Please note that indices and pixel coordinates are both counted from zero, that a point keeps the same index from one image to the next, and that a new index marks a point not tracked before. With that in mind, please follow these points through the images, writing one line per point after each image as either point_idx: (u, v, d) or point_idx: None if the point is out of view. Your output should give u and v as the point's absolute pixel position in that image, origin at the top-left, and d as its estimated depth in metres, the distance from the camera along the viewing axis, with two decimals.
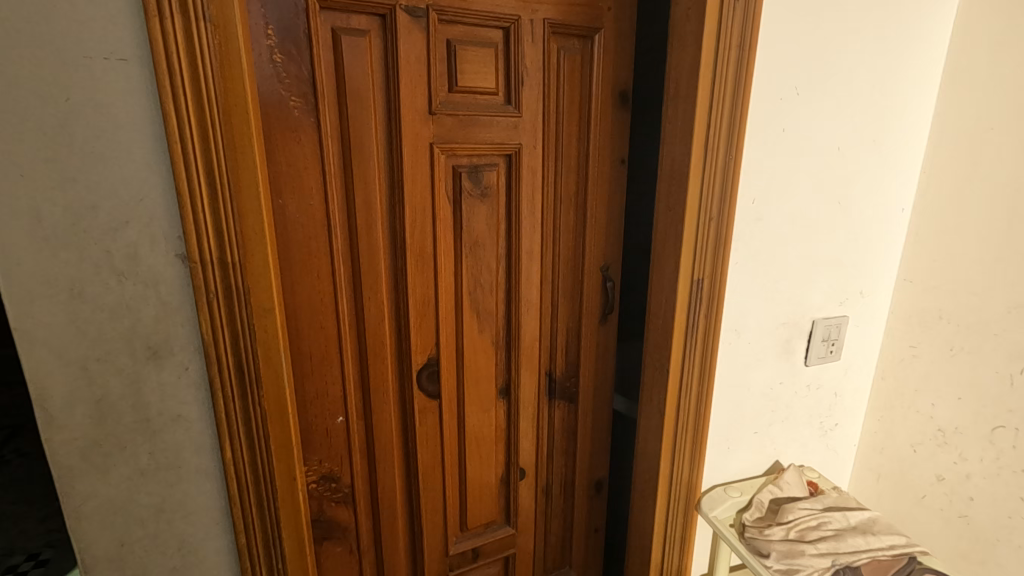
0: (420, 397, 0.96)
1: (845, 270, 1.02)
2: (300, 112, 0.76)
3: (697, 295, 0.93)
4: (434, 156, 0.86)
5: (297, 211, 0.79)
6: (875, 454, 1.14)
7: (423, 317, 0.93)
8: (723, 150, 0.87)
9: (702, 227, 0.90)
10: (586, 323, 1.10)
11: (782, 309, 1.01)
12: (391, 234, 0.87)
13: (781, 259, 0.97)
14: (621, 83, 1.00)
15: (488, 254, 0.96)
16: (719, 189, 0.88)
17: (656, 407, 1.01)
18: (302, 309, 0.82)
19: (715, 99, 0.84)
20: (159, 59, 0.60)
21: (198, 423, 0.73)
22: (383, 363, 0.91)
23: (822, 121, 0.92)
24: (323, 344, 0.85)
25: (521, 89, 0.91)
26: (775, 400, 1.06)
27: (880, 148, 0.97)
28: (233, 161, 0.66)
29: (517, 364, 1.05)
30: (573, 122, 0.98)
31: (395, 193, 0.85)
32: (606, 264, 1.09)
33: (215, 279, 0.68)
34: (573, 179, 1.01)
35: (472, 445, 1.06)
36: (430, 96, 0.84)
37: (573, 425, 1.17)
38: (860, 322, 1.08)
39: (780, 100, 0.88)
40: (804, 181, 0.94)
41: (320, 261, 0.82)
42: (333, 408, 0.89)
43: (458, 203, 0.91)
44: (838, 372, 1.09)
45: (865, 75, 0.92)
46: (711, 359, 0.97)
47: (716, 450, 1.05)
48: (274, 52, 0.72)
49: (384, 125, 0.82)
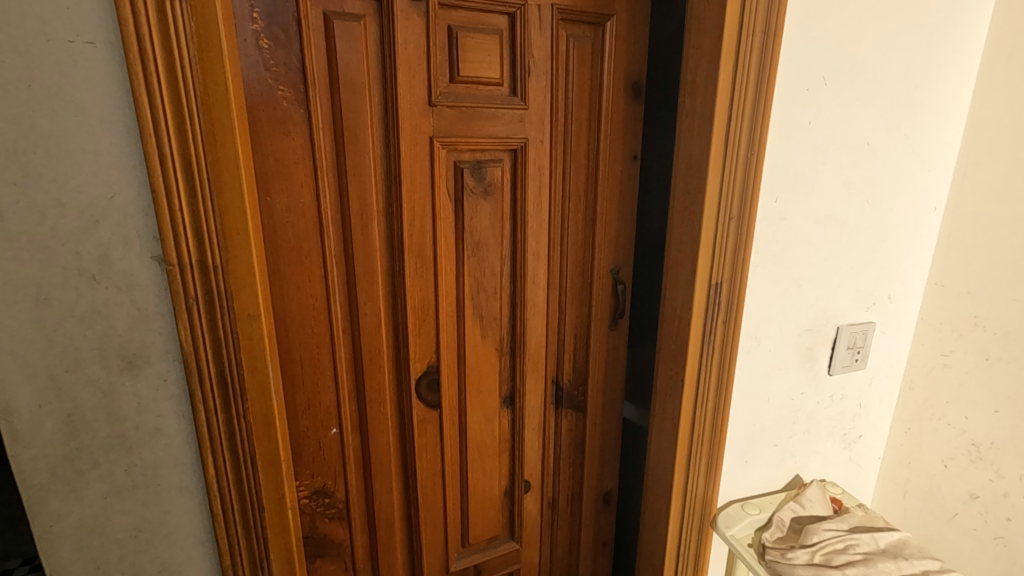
0: (420, 407, 0.91)
1: (872, 274, 0.96)
2: (289, 103, 0.70)
3: (715, 299, 0.87)
4: (434, 151, 0.81)
5: (286, 210, 0.73)
6: (901, 468, 1.07)
7: (422, 323, 0.88)
8: (745, 144, 0.81)
9: (721, 226, 0.84)
10: (595, 328, 1.04)
11: (805, 315, 0.94)
12: (388, 234, 0.81)
13: (804, 261, 0.91)
14: (634, 73, 0.94)
15: (491, 256, 0.91)
16: (740, 186, 0.82)
17: (670, 418, 0.95)
18: (293, 315, 0.77)
19: (736, 89, 0.78)
20: (130, 42, 0.54)
21: (178, 438, 0.68)
22: (379, 371, 0.86)
23: (851, 114, 0.86)
24: (315, 352, 0.80)
25: (527, 80, 0.85)
26: (796, 411, 1.00)
27: (913, 144, 0.91)
28: (214, 154, 0.60)
29: (522, 372, 0.99)
30: (583, 115, 0.93)
31: (391, 191, 0.80)
32: (617, 266, 1.03)
33: (195, 284, 0.63)
34: (582, 176, 0.95)
35: (475, 457, 1.00)
36: (430, 87, 0.78)
37: (581, 435, 1.11)
38: (888, 328, 1.01)
39: (806, 91, 0.82)
40: (831, 179, 0.88)
41: (312, 264, 0.77)
42: (327, 419, 0.84)
43: (460, 201, 0.86)
44: (863, 382, 1.03)
45: (897, 64, 0.86)
46: (729, 368, 0.91)
47: (733, 464, 0.99)
48: (260, 37, 0.67)
49: (380, 118, 0.77)
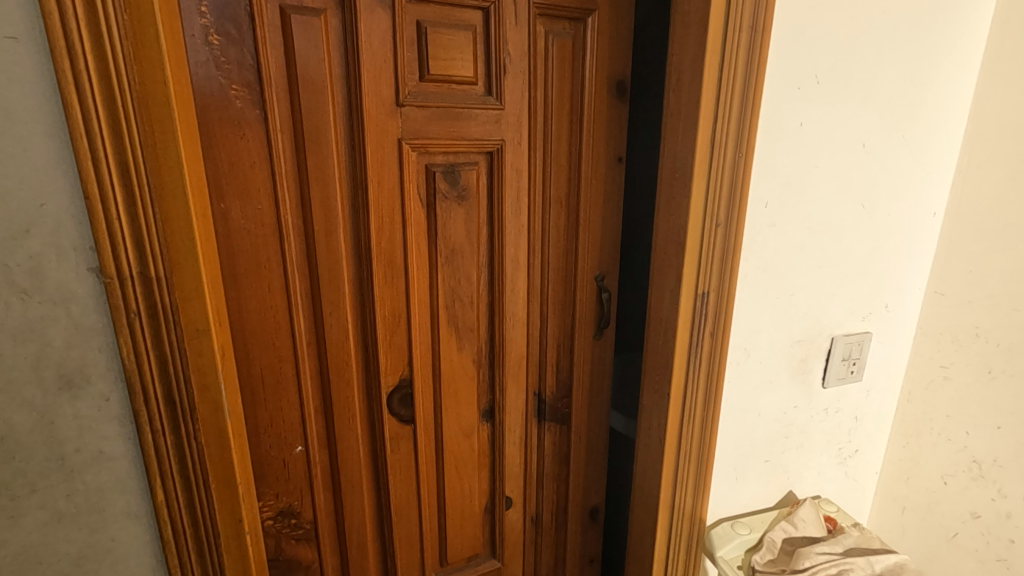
0: (392, 423, 0.87)
1: (868, 282, 0.92)
2: (243, 103, 0.66)
3: (702, 310, 0.83)
4: (403, 154, 0.76)
5: (242, 217, 0.69)
6: (899, 484, 1.03)
7: (393, 336, 0.83)
8: (732, 146, 0.76)
9: (707, 233, 0.79)
10: (579, 338, 0.99)
11: (798, 326, 0.90)
12: (355, 243, 0.77)
13: (797, 269, 0.86)
14: (618, 71, 0.90)
15: (467, 264, 0.86)
16: (728, 191, 0.78)
17: (656, 433, 0.90)
18: (251, 328, 0.73)
19: (722, 88, 0.74)
20: (56, 37, 0.50)
21: (123, 461, 0.64)
22: (348, 387, 0.81)
23: (845, 115, 0.81)
24: (277, 366, 0.76)
25: (502, 78, 0.81)
26: (788, 425, 0.96)
27: (911, 146, 0.86)
28: (154, 159, 0.56)
29: (502, 384, 0.95)
30: (564, 116, 0.88)
31: (358, 197, 0.75)
32: (601, 273, 0.99)
33: (137, 297, 0.58)
34: (564, 179, 0.91)
35: (452, 474, 0.96)
36: (397, 86, 0.74)
37: (565, 448, 1.07)
38: (885, 339, 0.96)
39: (797, 90, 0.77)
40: (824, 183, 0.83)
41: (271, 274, 0.72)
42: (291, 436, 0.79)
43: (432, 207, 0.81)
44: (859, 395, 0.99)
45: (894, 61, 0.81)
46: (717, 381, 0.87)
47: (722, 481, 0.95)
48: (209, 33, 0.62)
49: (344, 120, 0.72)
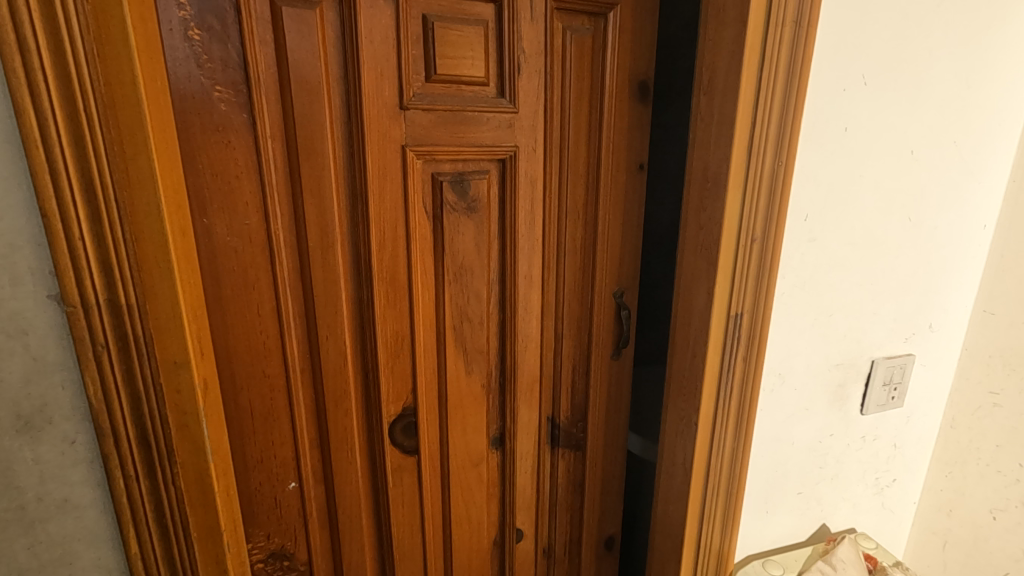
0: (394, 454, 0.79)
1: (912, 300, 0.84)
2: (228, 107, 0.58)
3: (735, 332, 0.75)
4: (408, 162, 0.69)
5: (228, 233, 0.61)
6: (940, 517, 0.95)
7: (395, 360, 0.76)
8: (771, 155, 0.69)
9: (743, 248, 0.72)
10: (596, 359, 0.92)
11: (837, 349, 0.82)
12: (354, 260, 0.70)
13: (836, 287, 0.79)
14: (641, 71, 0.82)
15: (476, 282, 0.79)
16: (765, 203, 0.71)
17: (681, 465, 0.83)
18: (239, 356, 0.65)
19: (762, 90, 0.67)
20: (5, 28, 0.43)
21: (92, 510, 0.56)
22: (347, 418, 0.74)
23: (893, 120, 0.74)
24: (267, 397, 0.68)
25: (516, 79, 0.74)
26: (823, 455, 0.88)
27: (962, 153, 0.79)
28: (123, 171, 0.49)
29: (513, 409, 0.88)
30: (582, 120, 0.81)
31: (357, 210, 0.68)
32: (621, 289, 0.91)
33: (105, 328, 0.51)
34: (581, 189, 0.84)
35: (459, 507, 0.88)
36: (401, 88, 0.67)
37: (580, 476, 0.99)
38: (928, 361, 0.89)
39: (843, 91, 0.70)
40: (868, 193, 0.76)
41: (261, 296, 0.65)
42: (283, 472, 0.72)
43: (439, 219, 0.74)
44: (900, 421, 0.91)
45: (948, 60, 0.74)
46: (750, 409, 0.79)
47: (752, 515, 0.87)
48: (189, 27, 0.55)
49: (342, 125, 0.65)
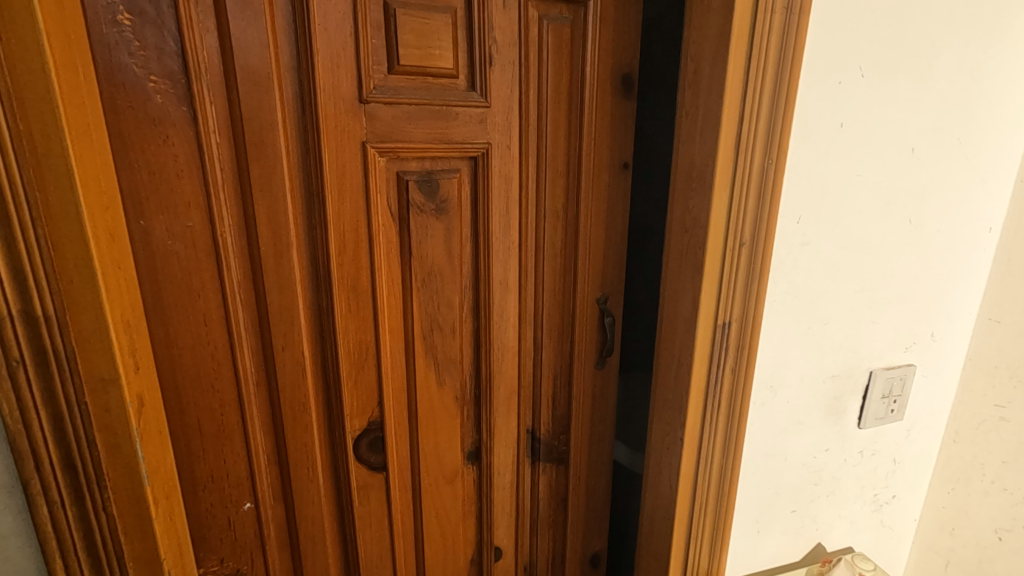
0: (360, 471, 0.74)
1: (913, 307, 0.79)
2: (165, 99, 0.54)
3: (723, 342, 0.70)
4: (369, 160, 0.64)
5: (169, 236, 0.57)
6: (942, 535, 0.90)
7: (360, 372, 0.71)
8: (761, 152, 0.64)
9: (731, 252, 0.67)
10: (578, 369, 0.87)
11: (832, 359, 0.77)
12: (311, 265, 0.65)
13: (831, 294, 0.74)
14: (624, 64, 0.77)
15: (447, 287, 0.74)
16: (755, 205, 0.66)
17: (667, 482, 0.78)
18: (185, 369, 0.61)
19: (750, 82, 0.62)
20: None
21: (13, 540, 0.51)
22: (307, 433, 0.69)
23: (892, 114, 0.69)
24: (218, 412, 0.64)
25: (488, 71, 0.69)
26: (818, 471, 0.83)
27: (966, 151, 0.74)
28: (34, 167, 0.44)
29: (490, 423, 0.83)
30: (561, 116, 0.76)
31: (314, 212, 0.63)
32: (605, 294, 0.86)
33: (20, 340, 0.46)
34: (561, 189, 0.79)
35: (432, 526, 0.83)
36: (360, 80, 0.62)
37: (563, 491, 0.94)
38: (929, 372, 0.84)
39: (838, 84, 0.65)
40: (866, 193, 0.71)
41: (208, 304, 0.60)
42: (238, 492, 0.67)
43: (406, 221, 0.69)
44: (899, 435, 0.86)
45: (952, 50, 0.68)
46: (739, 423, 0.75)
47: (743, 535, 0.82)
48: (118, 11, 0.50)
49: (295, 120, 0.60)
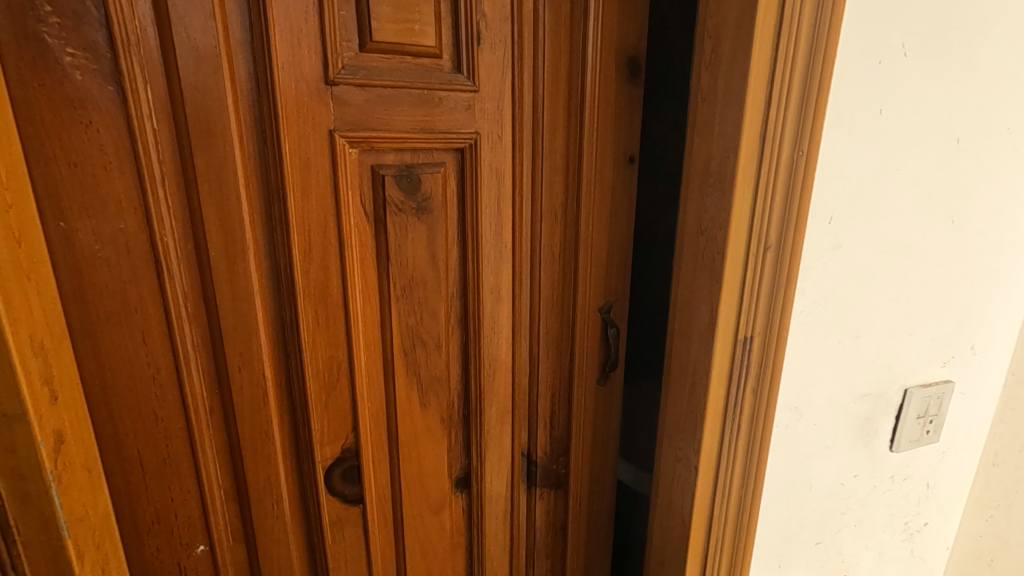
0: (333, 504, 0.66)
1: (953, 318, 0.71)
2: (86, 77, 0.45)
3: (743, 359, 0.62)
4: (337, 151, 0.56)
5: (96, 240, 0.48)
6: (979, 567, 0.82)
7: (331, 393, 0.63)
8: (790, 141, 0.55)
9: (753, 257, 0.59)
10: (579, 386, 0.79)
11: (863, 376, 0.69)
12: (272, 273, 0.57)
13: (864, 304, 0.66)
14: (631, 45, 0.69)
15: (431, 298, 0.66)
16: (782, 203, 0.57)
17: (679, 514, 0.69)
18: (120, 395, 0.52)
19: (779, 61, 0.53)
20: None
21: None
22: (270, 464, 0.60)
23: (937, 100, 0.60)
24: (162, 444, 0.55)
25: (475, 51, 0.61)
26: (845, 499, 0.75)
27: (1015, 142, 0.65)
28: None
29: (480, 446, 0.75)
30: (559, 105, 0.68)
31: (274, 212, 0.55)
32: (608, 303, 0.77)
33: None
34: (560, 186, 0.70)
35: (417, 563, 0.75)
36: (327, 59, 0.53)
37: (562, 518, 0.86)
38: (968, 389, 0.76)
39: (878, 64, 0.56)
40: (904, 190, 0.62)
41: (147, 319, 0.52)
42: (189, 533, 0.58)
43: (382, 222, 0.61)
44: (934, 458, 0.78)
45: (1004, 26, 0.60)
46: (761, 449, 0.66)
47: (763, 571, 0.74)
48: None
49: (250, 104, 0.52)
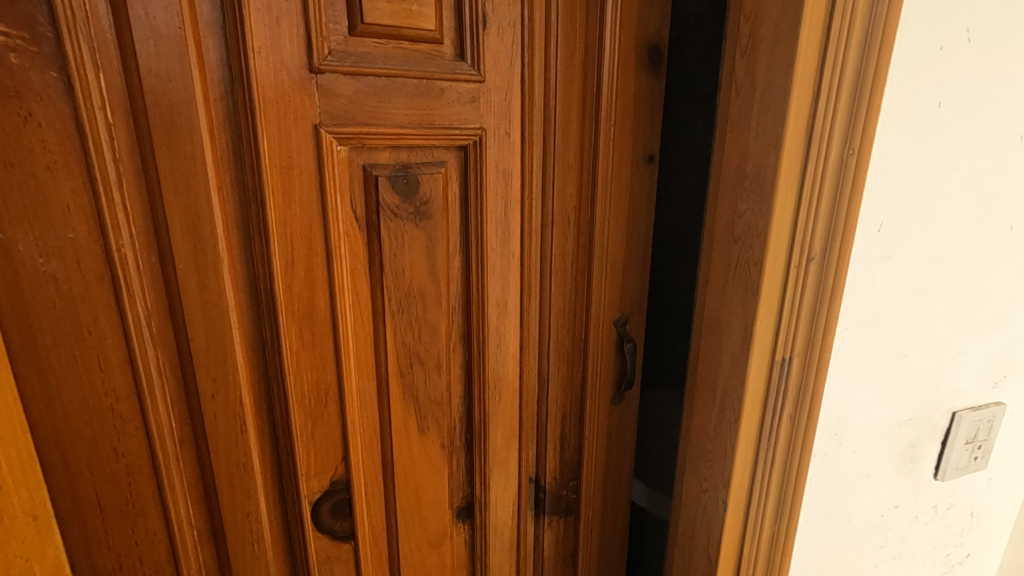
0: (322, 542, 0.59)
1: (1006, 334, 0.64)
2: (23, 61, 0.38)
3: (780, 382, 0.55)
4: (324, 149, 0.49)
5: (40, 253, 0.41)
6: None
7: (318, 421, 0.56)
8: (839, 139, 0.49)
9: (795, 270, 0.52)
10: (592, 407, 0.72)
11: (908, 399, 0.62)
12: (250, 288, 0.50)
13: (912, 320, 0.59)
14: (653, 31, 0.62)
15: (430, 312, 0.59)
16: (829, 208, 0.50)
17: (704, 550, 0.63)
18: (74, 428, 0.45)
19: (831, 46, 0.46)
20: None
21: None
22: (250, 501, 0.54)
23: (1001, 92, 0.53)
24: (124, 483, 0.48)
25: (481, 36, 0.54)
26: (885, 531, 0.68)
27: None
28: None
29: (484, 472, 0.68)
30: (574, 97, 0.61)
31: (251, 218, 0.48)
32: (624, 316, 0.71)
33: None
34: (572, 188, 0.64)
35: None
36: (311, 44, 0.47)
37: (572, 547, 0.79)
38: (1018, 410, 0.69)
39: (939, 50, 0.50)
40: (961, 194, 0.56)
41: (103, 342, 0.45)
42: None
43: (376, 228, 0.54)
44: (980, 485, 0.71)
45: None
46: (798, 482, 0.59)
47: None
48: None
49: (222, 95, 0.45)
